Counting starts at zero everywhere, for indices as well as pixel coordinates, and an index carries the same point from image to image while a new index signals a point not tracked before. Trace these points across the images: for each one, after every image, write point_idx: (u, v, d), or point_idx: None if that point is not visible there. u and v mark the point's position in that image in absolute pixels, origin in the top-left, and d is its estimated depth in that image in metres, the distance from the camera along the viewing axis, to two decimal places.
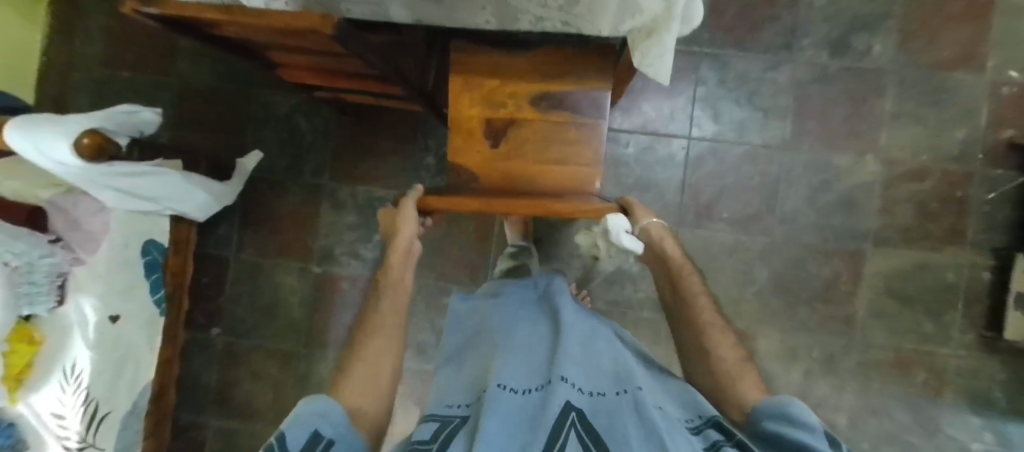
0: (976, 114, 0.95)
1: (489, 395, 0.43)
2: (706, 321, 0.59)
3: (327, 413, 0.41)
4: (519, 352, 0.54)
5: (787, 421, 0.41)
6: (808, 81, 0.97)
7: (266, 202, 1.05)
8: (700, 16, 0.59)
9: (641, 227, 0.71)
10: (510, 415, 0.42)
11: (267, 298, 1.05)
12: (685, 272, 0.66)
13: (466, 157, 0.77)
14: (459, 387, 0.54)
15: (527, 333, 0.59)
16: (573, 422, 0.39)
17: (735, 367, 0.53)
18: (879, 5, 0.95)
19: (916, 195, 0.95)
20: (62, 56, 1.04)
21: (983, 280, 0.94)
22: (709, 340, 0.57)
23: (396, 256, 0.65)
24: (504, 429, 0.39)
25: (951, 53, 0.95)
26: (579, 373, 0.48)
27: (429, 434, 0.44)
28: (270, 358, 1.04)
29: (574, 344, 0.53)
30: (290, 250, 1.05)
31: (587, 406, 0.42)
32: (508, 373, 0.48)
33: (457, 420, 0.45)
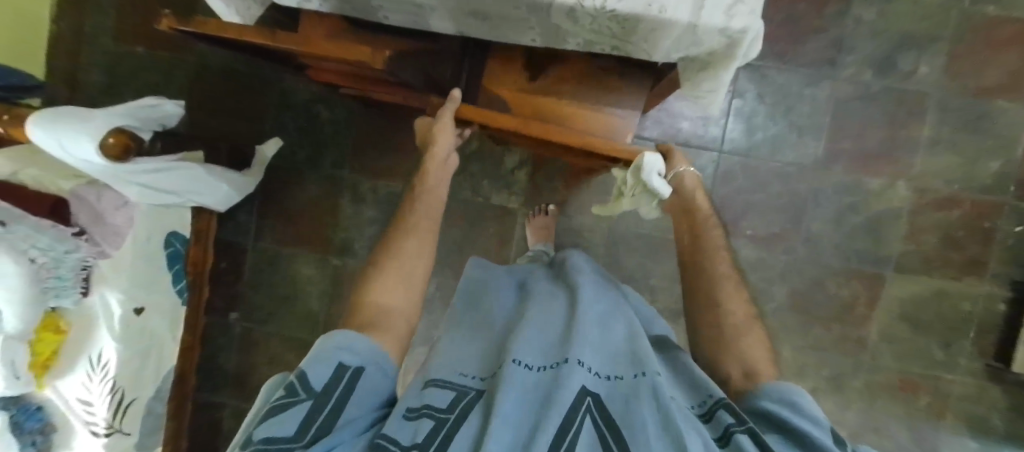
0: (1014, 144, 0.92)
1: (505, 373, 0.43)
2: (722, 274, 0.58)
3: (348, 345, 0.42)
4: (535, 320, 0.53)
5: (794, 410, 0.42)
6: (847, 99, 0.94)
7: (284, 192, 1.03)
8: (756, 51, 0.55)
9: (672, 174, 0.65)
10: (523, 393, 0.42)
11: (284, 287, 1.05)
12: (706, 221, 0.63)
13: (500, 86, 0.75)
14: (471, 355, 0.53)
15: (546, 301, 0.59)
16: (588, 409, 0.40)
17: (741, 322, 0.54)
18: (931, 24, 0.92)
19: (943, 223, 0.94)
20: (73, 27, 0.99)
21: (998, 311, 0.94)
22: (721, 292, 0.57)
23: (434, 167, 0.64)
24: (518, 411, 0.39)
25: (998, 79, 0.92)
26: (595, 354, 0.47)
27: (444, 402, 0.42)
28: (285, 345, 1.05)
29: (592, 322, 0.52)
30: (308, 240, 1.04)
31: (602, 393, 0.42)
32: (523, 346, 0.48)
33: (472, 393, 0.44)
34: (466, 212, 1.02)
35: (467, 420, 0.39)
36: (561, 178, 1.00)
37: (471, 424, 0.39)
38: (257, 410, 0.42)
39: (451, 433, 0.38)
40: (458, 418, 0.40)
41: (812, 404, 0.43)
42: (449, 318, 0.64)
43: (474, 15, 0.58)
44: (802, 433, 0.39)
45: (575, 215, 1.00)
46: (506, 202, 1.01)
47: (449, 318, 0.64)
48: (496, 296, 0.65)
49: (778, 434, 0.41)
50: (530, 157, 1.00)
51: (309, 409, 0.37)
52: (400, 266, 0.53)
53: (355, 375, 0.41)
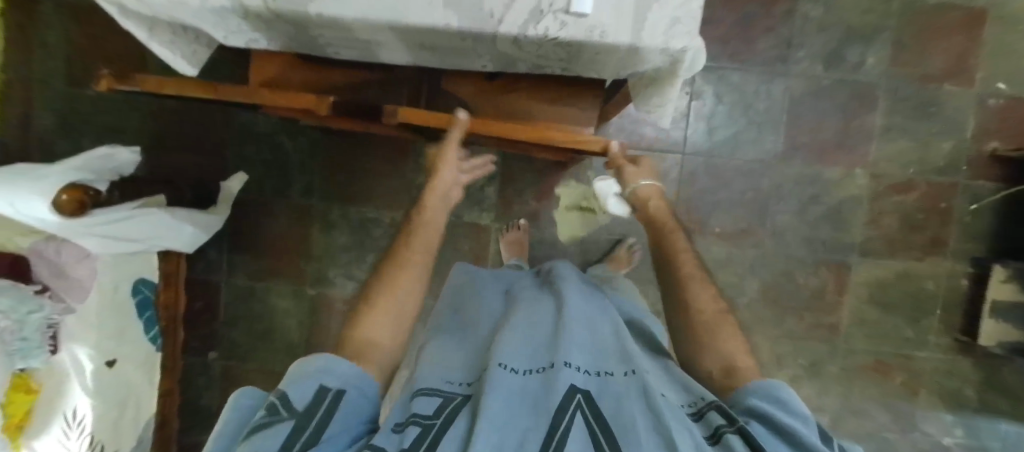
0: (963, 126, 0.96)
1: (491, 376, 0.42)
2: (686, 274, 0.54)
3: (329, 367, 0.41)
4: (521, 323, 0.53)
5: (780, 407, 0.39)
6: (802, 94, 0.97)
7: (255, 225, 1.02)
8: (703, 61, 0.56)
9: (630, 188, 0.66)
10: (511, 396, 0.41)
11: (261, 322, 1.03)
12: (668, 230, 0.60)
13: (459, 85, 0.73)
14: (455, 359, 0.53)
15: (534, 305, 0.59)
16: (578, 406, 0.39)
17: (712, 320, 0.50)
18: (874, 16, 0.95)
19: (902, 206, 0.97)
20: (22, 74, 0.97)
21: (962, 287, 0.97)
22: (687, 291, 0.53)
23: (433, 198, 0.61)
24: (507, 413, 0.39)
25: (942, 65, 0.96)
26: (582, 353, 0.47)
27: (431, 408, 0.42)
28: (267, 380, 1.04)
29: (580, 325, 0.52)
30: (281, 272, 1.02)
31: (592, 389, 0.42)
32: (510, 350, 0.47)
33: (458, 399, 0.44)
34: None
35: (453, 424, 0.39)
36: (530, 192, 1.01)
37: (459, 429, 0.38)
38: (232, 432, 0.38)
39: (438, 436, 0.37)
40: (445, 422, 0.39)
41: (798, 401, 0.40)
42: (436, 324, 0.64)
43: (424, 48, 0.59)
44: (786, 427, 0.37)
45: (548, 227, 1.02)
46: (478, 220, 1.02)
47: (434, 328, 0.64)
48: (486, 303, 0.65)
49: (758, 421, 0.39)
50: (498, 174, 1.01)
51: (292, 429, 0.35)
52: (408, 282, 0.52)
53: (336, 399, 0.38)
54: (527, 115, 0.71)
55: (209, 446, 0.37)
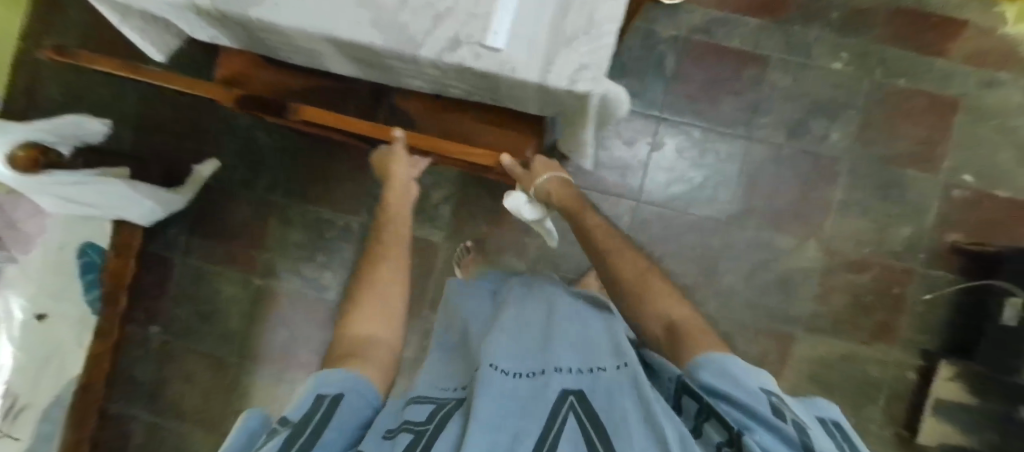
0: (926, 212, 0.93)
1: (478, 380, 0.41)
2: (612, 248, 0.61)
3: (326, 380, 0.41)
4: (511, 327, 0.52)
5: (732, 382, 0.35)
6: (762, 159, 0.97)
7: (220, 210, 1.06)
8: (624, 96, 0.58)
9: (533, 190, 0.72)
10: (502, 398, 0.39)
11: (207, 305, 1.06)
12: (579, 210, 0.68)
13: (409, 103, 0.76)
14: (451, 372, 0.51)
15: (525, 309, 0.57)
16: (571, 407, 0.36)
17: (636, 277, 0.56)
18: (843, 93, 0.95)
19: (853, 286, 0.94)
20: (39, 45, 1.06)
21: (908, 379, 0.93)
22: (612, 257, 0.60)
23: (394, 197, 0.68)
24: (499, 415, 0.36)
25: (910, 148, 0.94)
26: (571, 356, 0.45)
27: (423, 415, 0.40)
28: (203, 362, 1.06)
29: (569, 329, 0.50)
30: (235, 260, 1.06)
31: (584, 387, 0.40)
32: (499, 354, 0.46)
33: (452, 403, 0.42)
34: None
35: (449, 426, 0.36)
36: (484, 216, 1.03)
37: (452, 432, 0.35)
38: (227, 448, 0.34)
39: (434, 437, 0.35)
40: (438, 425, 0.37)
41: (750, 370, 0.36)
42: (441, 340, 0.62)
43: (363, 62, 0.62)
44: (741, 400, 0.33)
45: (495, 254, 1.02)
46: (429, 236, 1.03)
47: (441, 341, 0.61)
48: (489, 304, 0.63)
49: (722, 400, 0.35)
50: (455, 194, 1.03)
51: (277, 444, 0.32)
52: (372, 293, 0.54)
53: (333, 403, 0.38)
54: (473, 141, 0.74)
55: None
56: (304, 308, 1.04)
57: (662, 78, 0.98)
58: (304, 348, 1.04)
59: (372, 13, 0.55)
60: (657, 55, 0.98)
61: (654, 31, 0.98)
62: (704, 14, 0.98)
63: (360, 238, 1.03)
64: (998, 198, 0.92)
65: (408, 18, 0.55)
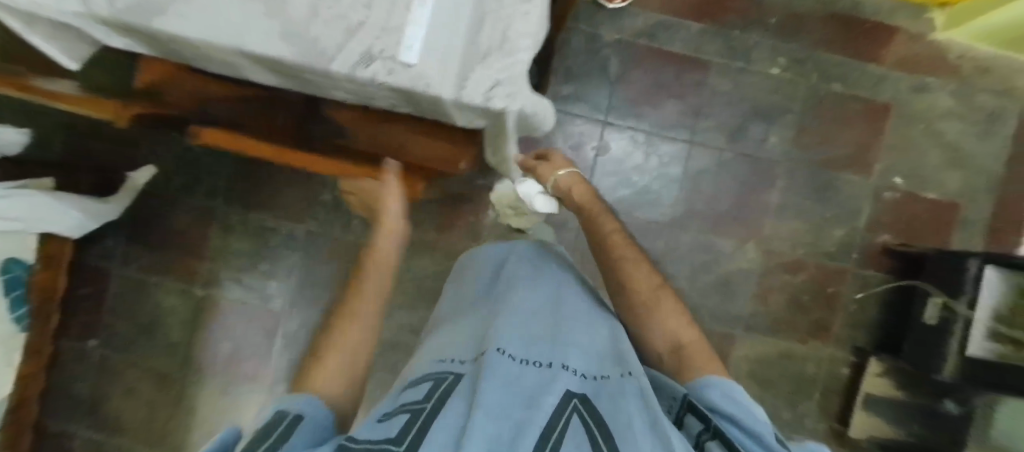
0: (858, 214, 0.96)
1: (486, 362, 0.40)
2: (623, 258, 0.57)
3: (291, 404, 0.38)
4: (518, 308, 0.51)
5: (736, 404, 0.40)
6: (703, 163, 0.99)
7: (158, 219, 1.03)
8: (544, 101, 0.57)
9: (551, 181, 0.69)
10: (507, 381, 0.38)
11: (147, 316, 1.04)
12: (593, 212, 0.64)
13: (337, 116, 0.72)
14: (452, 342, 0.51)
15: (532, 288, 0.55)
16: (575, 408, 0.36)
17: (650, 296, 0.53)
18: (781, 97, 0.98)
19: (790, 286, 0.97)
20: None
21: (841, 375, 0.96)
22: (624, 274, 0.56)
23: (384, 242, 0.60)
24: (502, 400, 0.36)
25: (843, 152, 0.97)
26: (580, 357, 0.44)
27: (423, 393, 0.40)
28: (145, 374, 1.04)
29: (577, 324, 0.49)
30: (175, 269, 1.03)
31: (589, 392, 0.39)
32: (507, 336, 0.45)
33: (450, 379, 0.42)
34: (337, 250, 1.03)
35: (445, 409, 0.36)
36: (431, 222, 1.02)
37: (452, 412, 0.35)
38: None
39: (430, 421, 0.34)
40: (436, 406, 0.37)
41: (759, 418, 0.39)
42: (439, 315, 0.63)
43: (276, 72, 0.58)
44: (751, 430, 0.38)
45: (442, 260, 1.02)
46: None
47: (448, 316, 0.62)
48: (496, 274, 0.61)
49: (728, 422, 0.39)
50: None
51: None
52: (360, 332, 0.49)
53: (294, 419, 0.36)
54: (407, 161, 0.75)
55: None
56: (250, 317, 1.04)
57: (606, 82, 0.99)
58: (250, 357, 1.04)
59: (277, 21, 0.45)
60: (601, 59, 0.99)
61: (598, 35, 0.99)
62: (647, 18, 0.99)
63: (306, 245, 1.03)
64: (924, 200, 0.95)
65: (317, 28, 0.46)
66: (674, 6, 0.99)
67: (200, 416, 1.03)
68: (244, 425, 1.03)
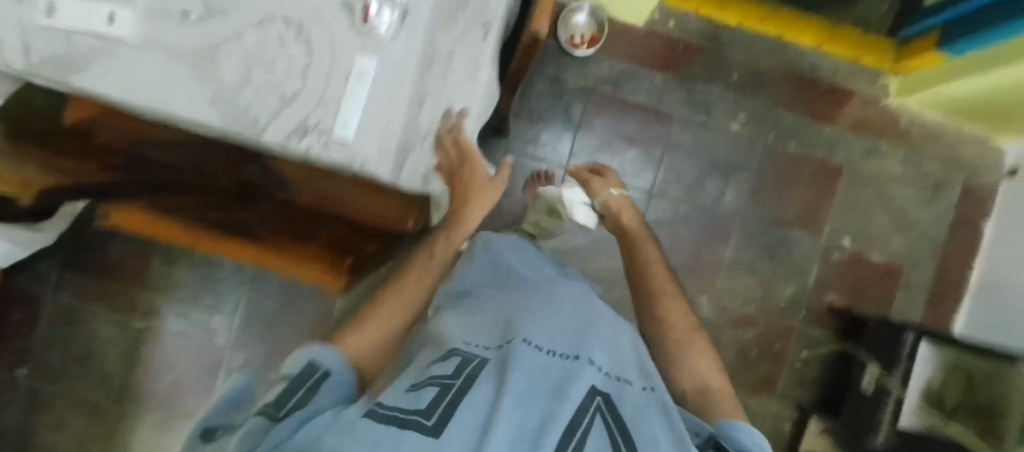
0: (807, 272, 0.99)
1: (512, 351, 0.35)
2: (659, 291, 0.56)
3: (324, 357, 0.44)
4: (543, 303, 0.46)
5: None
6: (661, 215, 0.99)
7: (96, 245, 0.99)
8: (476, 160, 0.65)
9: (602, 198, 0.69)
10: (534, 373, 0.33)
11: (81, 346, 0.99)
12: (636, 239, 0.63)
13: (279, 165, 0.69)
14: (471, 325, 0.45)
15: (564, 288, 0.51)
16: (598, 409, 0.31)
17: (686, 332, 0.52)
18: (738, 154, 0.99)
19: (739, 341, 0.99)
20: None
21: (785, 430, 0.98)
22: (660, 308, 0.54)
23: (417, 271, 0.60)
24: (528, 388, 0.31)
25: (795, 211, 0.99)
26: (608, 352, 0.40)
27: (447, 371, 0.35)
28: (76, 407, 0.99)
29: (604, 322, 0.45)
30: (113, 299, 0.99)
31: (613, 394, 0.35)
32: (534, 328, 0.40)
33: (473, 361, 0.37)
34: (287, 285, 1.01)
35: (473, 388, 0.31)
36: None
37: (478, 396, 0.30)
38: (224, 406, 0.39)
39: (454, 401, 0.30)
40: (462, 385, 0.32)
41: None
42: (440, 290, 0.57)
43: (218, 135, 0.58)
44: None
45: None
46: None
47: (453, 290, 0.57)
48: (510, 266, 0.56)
49: None
50: None
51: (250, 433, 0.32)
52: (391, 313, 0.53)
53: (321, 376, 0.41)
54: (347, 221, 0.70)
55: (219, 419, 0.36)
56: (192, 350, 1.00)
57: (568, 128, 0.98)
58: (191, 391, 1.00)
59: (209, 87, 0.50)
60: (565, 104, 0.98)
61: (563, 79, 0.98)
62: (612, 66, 0.99)
63: (255, 280, 1.00)
64: (870, 261, 0.98)
65: (252, 95, 0.51)
66: (639, 55, 0.99)
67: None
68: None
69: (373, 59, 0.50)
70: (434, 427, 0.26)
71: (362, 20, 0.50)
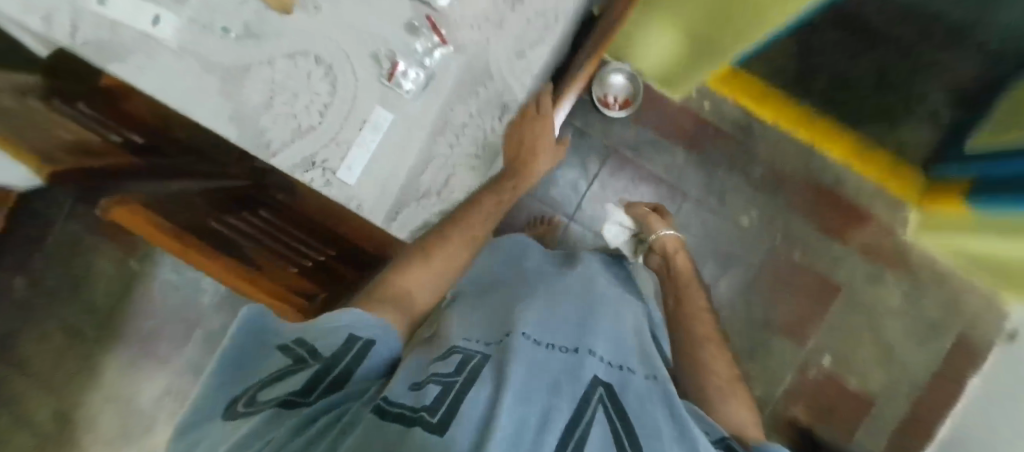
0: (780, 380, 0.98)
1: (513, 344, 0.32)
2: (704, 335, 0.57)
3: (357, 321, 0.33)
4: (545, 295, 0.44)
5: None
6: None
7: None
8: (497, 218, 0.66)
9: (656, 238, 0.75)
10: (538, 368, 0.30)
11: (77, 272, 1.04)
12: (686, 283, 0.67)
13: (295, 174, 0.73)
14: (477, 321, 0.40)
15: (572, 280, 0.49)
16: (600, 402, 0.29)
17: (728, 383, 0.52)
18: (741, 248, 0.98)
19: None
20: None
21: None
22: (704, 354, 0.55)
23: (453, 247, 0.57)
24: (528, 379, 0.28)
25: (783, 317, 0.98)
26: (607, 343, 0.38)
27: (450, 367, 0.30)
28: (58, 325, 1.04)
29: (606, 313, 0.43)
30: (116, 237, 1.03)
31: (615, 383, 0.33)
32: (533, 322, 0.37)
33: (477, 356, 0.32)
34: None
35: (472, 389, 0.26)
36: None
37: (484, 386, 0.27)
38: (224, 371, 0.29)
39: (460, 394, 0.25)
40: (467, 379, 0.28)
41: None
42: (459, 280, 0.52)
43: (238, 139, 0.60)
44: None
45: None
46: None
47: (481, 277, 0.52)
48: (527, 263, 0.53)
49: None
50: None
51: (265, 424, 0.25)
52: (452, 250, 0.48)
53: (364, 349, 0.32)
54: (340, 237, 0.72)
55: (206, 389, 0.28)
56: (176, 303, 1.04)
57: (581, 182, 0.99)
58: (167, 340, 1.04)
59: (230, 105, 0.52)
60: (584, 157, 0.98)
61: (588, 133, 0.98)
62: (638, 132, 0.99)
63: None
64: (844, 387, 0.97)
65: (268, 119, 0.53)
66: (668, 129, 0.98)
67: (98, 382, 1.04)
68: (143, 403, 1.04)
69: (388, 114, 0.52)
70: (439, 425, 0.21)
71: (387, 76, 0.51)
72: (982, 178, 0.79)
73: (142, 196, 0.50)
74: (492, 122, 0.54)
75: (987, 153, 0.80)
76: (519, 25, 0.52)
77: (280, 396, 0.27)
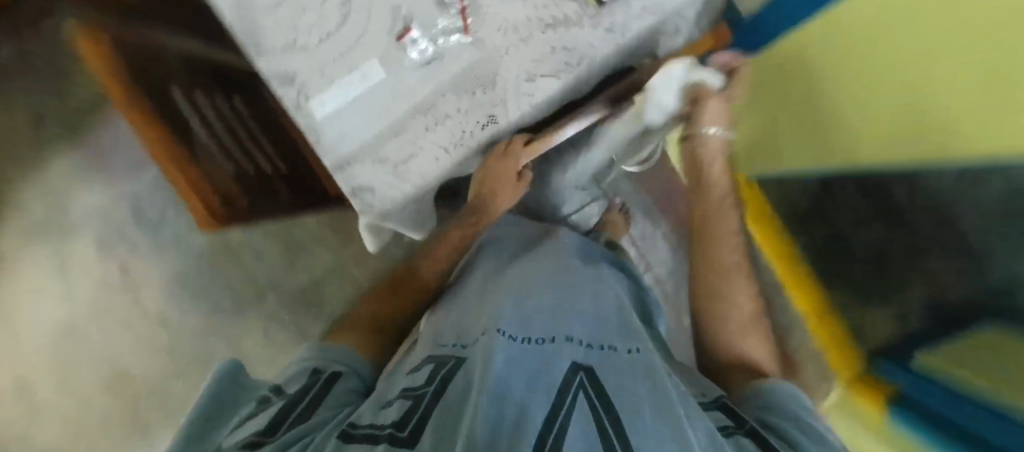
0: None
1: (489, 343, 0.36)
2: (733, 262, 0.58)
3: (331, 355, 0.49)
4: (519, 292, 0.47)
5: (804, 408, 0.43)
6: None
7: None
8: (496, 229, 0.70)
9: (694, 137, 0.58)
10: (513, 359, 0.34)
11: (64, 74, 1.14)
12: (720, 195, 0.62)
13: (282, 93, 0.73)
14: (459, 326, 0.47)
15: (565, 272, 0.53)
16: (581, 383, 0.32)
17: (752, 316, 0.56)
18: None
19: None
20: None
21: None
22: (726, 287, 0.57)
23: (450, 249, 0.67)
24: (505, 372, 0.32)
25: None
26: (582, 328, 0.42)
27: (422, 379, 0.37)
28: (32, 112, 1.15)
29: (585, 304, 0.47)
30: None
31: (595, 363, 0.36)
32: (508, 318, 0.41)
33: (451, 361, 0.39)
34: None
35: (447, 390, 0.34)
36: None
37: (449, 397, 0.33)
38: (206, 419, 0.39)
39: (430, 408, 0.32)
40: (437, 390, 0.35)
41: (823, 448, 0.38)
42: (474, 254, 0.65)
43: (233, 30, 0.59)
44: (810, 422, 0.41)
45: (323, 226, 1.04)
46: None
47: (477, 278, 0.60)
48: (540, 254, 0.59)
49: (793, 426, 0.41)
50: None
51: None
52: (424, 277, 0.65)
53: (328, 379, 0.46)
54: (298, 157, 0.73)
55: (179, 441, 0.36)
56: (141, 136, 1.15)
57: None
58: (119, 163, 1.16)
59: None
60: None
61: None
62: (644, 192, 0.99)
63: None
64: None
65: (269, 22, 0.48)
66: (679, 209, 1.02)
67: (48, 171, 1.17)
68: (74, 206, 1.17)
69: (382, 72, 0.51)
70: (404, 438, 0.30)
71: (398, 36, 0.49)
72: (912, 402, 0.75)
73: (123, 34, 0.48)
74: (474, 128, 0.55)
75: (938, 379, 0.74)
76: (542, 49, 0.51)
77: (245, 437, 0.36)
